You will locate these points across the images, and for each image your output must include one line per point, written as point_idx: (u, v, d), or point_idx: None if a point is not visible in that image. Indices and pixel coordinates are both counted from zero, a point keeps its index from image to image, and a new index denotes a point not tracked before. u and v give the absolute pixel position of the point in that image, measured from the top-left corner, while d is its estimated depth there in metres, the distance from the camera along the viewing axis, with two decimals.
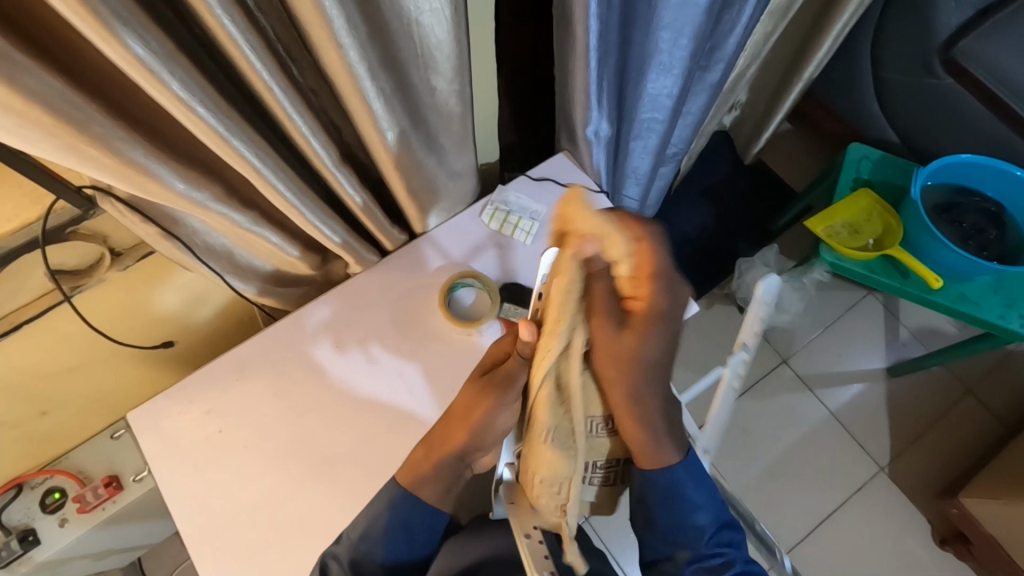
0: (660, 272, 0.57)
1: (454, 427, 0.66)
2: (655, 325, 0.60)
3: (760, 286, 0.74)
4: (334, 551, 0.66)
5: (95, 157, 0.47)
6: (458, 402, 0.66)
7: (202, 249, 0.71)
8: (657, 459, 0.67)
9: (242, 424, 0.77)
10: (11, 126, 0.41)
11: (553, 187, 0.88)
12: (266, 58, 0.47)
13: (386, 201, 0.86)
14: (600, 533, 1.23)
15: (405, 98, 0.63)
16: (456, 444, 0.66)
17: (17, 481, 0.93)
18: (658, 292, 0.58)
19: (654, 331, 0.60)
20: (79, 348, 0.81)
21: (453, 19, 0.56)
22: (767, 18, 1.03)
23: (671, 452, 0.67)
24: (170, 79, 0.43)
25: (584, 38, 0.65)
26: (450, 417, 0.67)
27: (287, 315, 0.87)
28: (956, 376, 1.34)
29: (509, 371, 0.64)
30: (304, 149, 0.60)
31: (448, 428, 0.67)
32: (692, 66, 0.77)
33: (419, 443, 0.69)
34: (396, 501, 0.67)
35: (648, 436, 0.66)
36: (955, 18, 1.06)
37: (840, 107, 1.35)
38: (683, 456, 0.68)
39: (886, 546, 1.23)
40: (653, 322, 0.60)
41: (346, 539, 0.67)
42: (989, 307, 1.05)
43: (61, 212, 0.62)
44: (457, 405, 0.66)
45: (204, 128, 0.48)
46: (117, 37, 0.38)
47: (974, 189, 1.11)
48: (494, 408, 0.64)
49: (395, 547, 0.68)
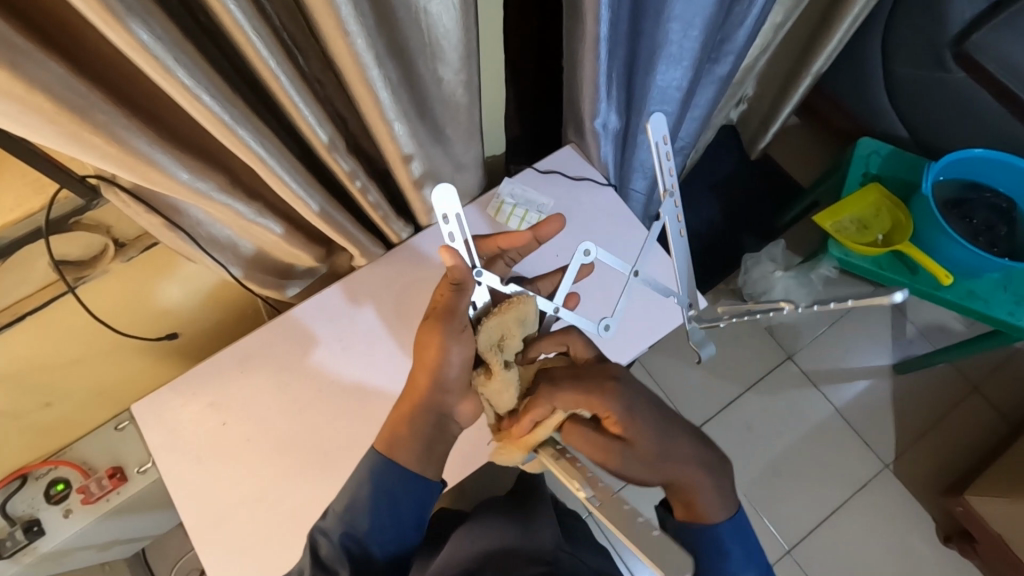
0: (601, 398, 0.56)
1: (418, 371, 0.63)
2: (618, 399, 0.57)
3: (650, 129, 0.57)
4: (323, 524, 0.66)
5: (97, 146, 0.47)
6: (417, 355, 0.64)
7: (204, 240, 0.71)
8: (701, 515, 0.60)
9: (244, 417, 0.76)
10: (12, 113, 0.41)
11: (561, 178, 0.87)
12: (272, 46, 0.47)
13: (391, 192, 0.85)
14: (601, 526, 1.23)
15: (411, 88, 0.62)
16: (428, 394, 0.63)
17: (20, 472, 0.92)
18: (612, 402, 0.56)
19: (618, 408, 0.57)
20: (82, 339, 0.81)
21: (461, 7, 0.55)
22: (778, 9, 1.01)
23: (718, 509, 0.60)
24: (175, 66, 0.42)
25: (594, 28, 0.64)
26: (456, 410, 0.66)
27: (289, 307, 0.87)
28: (962, 374, 1.33)
29: (445, 304, 0.61)
30: (309, 139, 0.59)
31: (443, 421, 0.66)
32: (701, 57, 0.76)
33: (397, 406, 0.66)
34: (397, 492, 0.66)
35: (708, 497, 0.60)
36: (969, 10, 1.03)
37: (849, 100, 1.34)
38: (730, 516, 0.61)
39: (887, 544, 1.23)
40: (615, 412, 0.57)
41: (332, 512, 0.66)
42: (998, 303, 1.04)
43: (64, 203, 0.61)
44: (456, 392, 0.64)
45: (210, 117, 0.47)
46: (121, 23, 0.37)
47: (984, 184, 1.09)
48: (445, 344, 0.60)
49: (383, 523, 0.65)
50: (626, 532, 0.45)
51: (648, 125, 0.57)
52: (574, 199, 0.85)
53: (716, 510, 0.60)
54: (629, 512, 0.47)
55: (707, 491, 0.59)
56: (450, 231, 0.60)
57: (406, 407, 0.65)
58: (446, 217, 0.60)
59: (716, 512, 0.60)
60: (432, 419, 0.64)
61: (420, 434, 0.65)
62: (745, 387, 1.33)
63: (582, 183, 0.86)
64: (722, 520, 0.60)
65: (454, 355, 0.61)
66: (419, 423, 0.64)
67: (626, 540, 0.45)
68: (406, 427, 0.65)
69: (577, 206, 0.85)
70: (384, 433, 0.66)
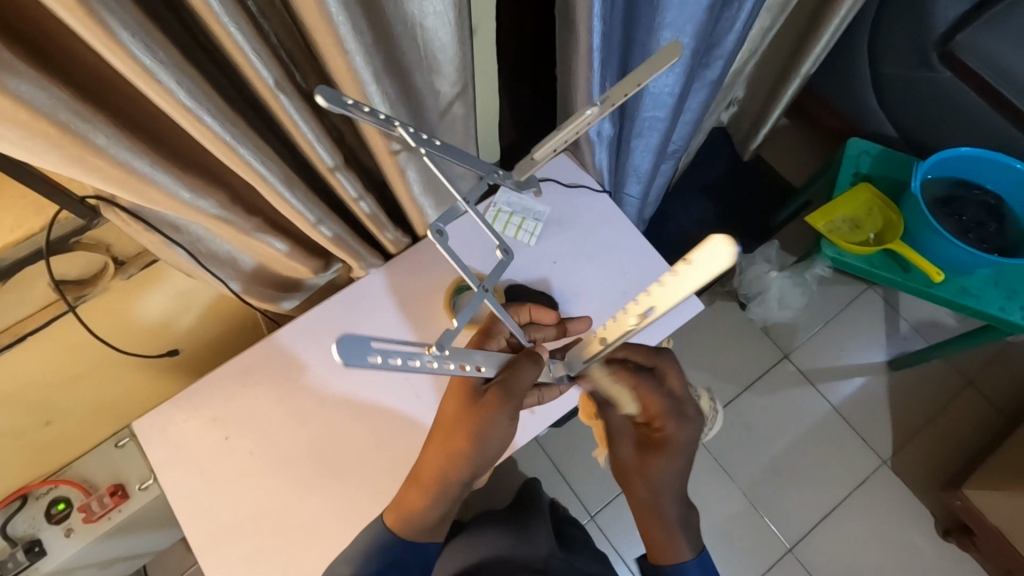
0: (664, 412, 0.65)
1: (455, 446, 0.61)
2: (673, 455, 0.65)
3: (324, 101, 0.47)
4: None
5: (98, 167, 0.47)
6: (450, 418, 0.61)
7: (205, 257, 0.71)
8: (668, 550, 0.68)
9: (247, 432, 0.76)
10: (15, 138, 0.41)
11: (556, 187, 0.87)
12: (272, 65, 0.47)
13: (389, 203, 0.86)
14: (605, 531, 1.24)
15: (410, 101, 0.63)
16: (452, 472, 0.63)
17: (20, 492, 0.91)
18: (669, 424, 0.65)
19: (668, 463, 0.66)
20: (80, 356, 0.81)
21: (456, 22, 0.56)
22: (766, 13, 1.02)
23: (682, 546, 0.68)
24: (177, 88, 0.42)
25: (587, 37, 0.64)
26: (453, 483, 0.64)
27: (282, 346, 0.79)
28: (956, 368, 1.35)
29: (508, 382, 0.58)
30: (308, 154, 0.59)
31: (437, 497, 0.64)
32: (693, 63, 0.76)
33: (411, 481, 0.66)
34: (404, 518, 0.66)
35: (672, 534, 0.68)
36: (952, 11, 1.04)
37: (838, 101, 1.36)
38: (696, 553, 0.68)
39: (887, 539, 1.24)
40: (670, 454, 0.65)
41: None
42: (990, 299, 1.05)
43: (65, 223, 0.61)
44: (470, 463, 0.62)
45: (211, 136, 0.48)
46: (124, 48, 0.37)
47: (973, 181, 1.11)
48: (493, 425, 0.59)
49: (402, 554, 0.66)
50: (695, 282, 0.46)
51: (322, 103, 0.47)
52: (572, 206, 0.86)
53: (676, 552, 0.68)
54: (669, 285, 0.48)
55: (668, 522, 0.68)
56: (400, 356, 0.44)
57: (417, 488, 0.65)
58: (376, 354, 0.43)
59: (681, 548, 0.68)
60: (442, 503, 0.65)
61: (428, 515, 0.66)
62: (742, 387, 1.34)
63: (577, 190, 0.87)
64: (688, 557, 0.68)
65: (495, 433, 0.60)
66: (434, 501, 0.64)
67: (697, 286, 0.46)
68: (421, 502, 0.65)
69: (575, 214, 0.86)
70: (394, 505, 0.67)
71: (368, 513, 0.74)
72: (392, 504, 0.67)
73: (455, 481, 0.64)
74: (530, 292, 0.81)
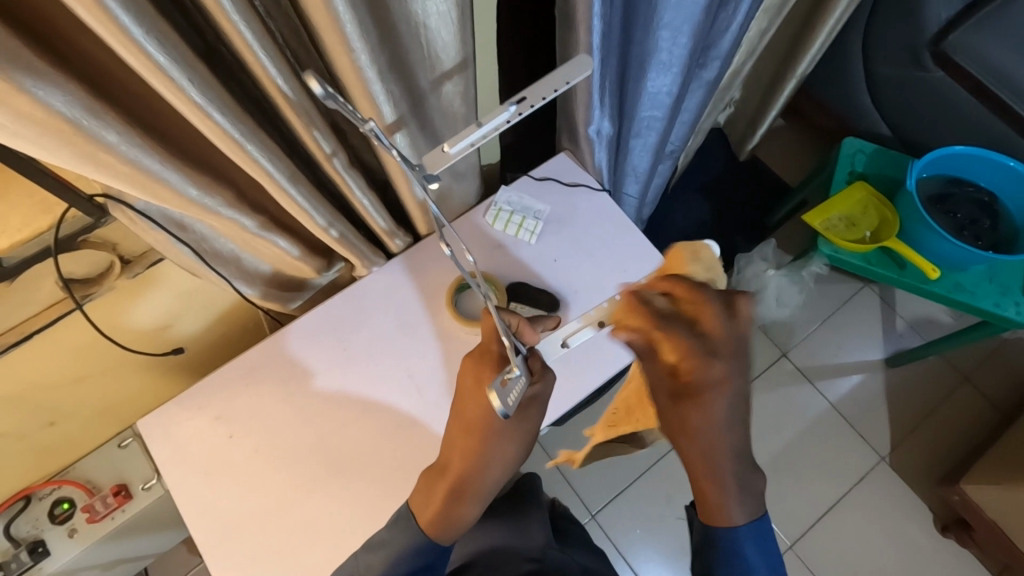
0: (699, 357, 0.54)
1: (501, 444, 0.63)
2: (713, 396, 0.55)
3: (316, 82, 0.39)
4: None
5: (109, 165, 0.47)
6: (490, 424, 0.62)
7: (210, 255, 0.72)
8: (720, 514, 0.59)
9: (252, 430, 0.77)
10: (31, 135, 0.41)
11: (555, 186, 0.88)
12: (279, 64, 0.48)
13: (391, 202, 0.86)
14: (607, 530, 1.24)
15: (412, 100, 0.64)
16: (496, 470, 0.65)
17: (24, 493, 0.93)
18: (707, 367, 0.54)
19: (708, 403, 0.55)
20: (86, 356, 0.81)
21: (459, 20, 0.57)
22: (762, 14, 1.04)
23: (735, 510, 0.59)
24: (188, 84, 0.43)
25: (587, 37, 0.65)
26: (489, 481, 0.65)
27: (288, 344, 0.80)
28: (952, 365, 1.36)
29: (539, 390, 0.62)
30: (312, 151, 0.60)
31: (480, 499, 0.66)
32: (690, 64, 0.77)
33: (453, 492, 0.65)
34: (451, 527, 0.66)
35: (727, 489, 0.58)
36: (945, 11, 1.07)
37: (833, 101, 1.37)
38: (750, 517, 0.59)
39: (887, 534, 1.25)
40: (705, 394, 0.55)
41: None
42: (985, 294, 1.07)
43: (72, 221, 0.61)
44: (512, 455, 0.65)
45: (220, 134, 0.49)
46: (138, 46, 0.38)
47: (967, 179, 1.12)
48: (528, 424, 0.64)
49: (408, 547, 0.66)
50: None
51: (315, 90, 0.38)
52: (572, 206, 0.87)
53: (734, 510, 0.59)
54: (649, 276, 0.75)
55: (727, 478, 0.58)
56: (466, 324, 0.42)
57: (463, 496, 0.65)
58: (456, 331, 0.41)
59: (733, 513, 0.59)
60: (480, 505, 0.67)
61: (469, 517, 0.67)
62: None
63: (576, 189, 0.88)
64: (740, 521, 0.59)
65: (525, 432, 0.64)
66: (477, 504, 0.66)
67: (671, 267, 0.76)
68: (464, 509, 0.65)
69: (574, 213, 0.87)
70: (435, 519, 0.65)
71: (371, 507, 0.74)
72: (432, 518, 0.65)
73: (494, 479, 0.66)
74: (531, 290, 0.82)
